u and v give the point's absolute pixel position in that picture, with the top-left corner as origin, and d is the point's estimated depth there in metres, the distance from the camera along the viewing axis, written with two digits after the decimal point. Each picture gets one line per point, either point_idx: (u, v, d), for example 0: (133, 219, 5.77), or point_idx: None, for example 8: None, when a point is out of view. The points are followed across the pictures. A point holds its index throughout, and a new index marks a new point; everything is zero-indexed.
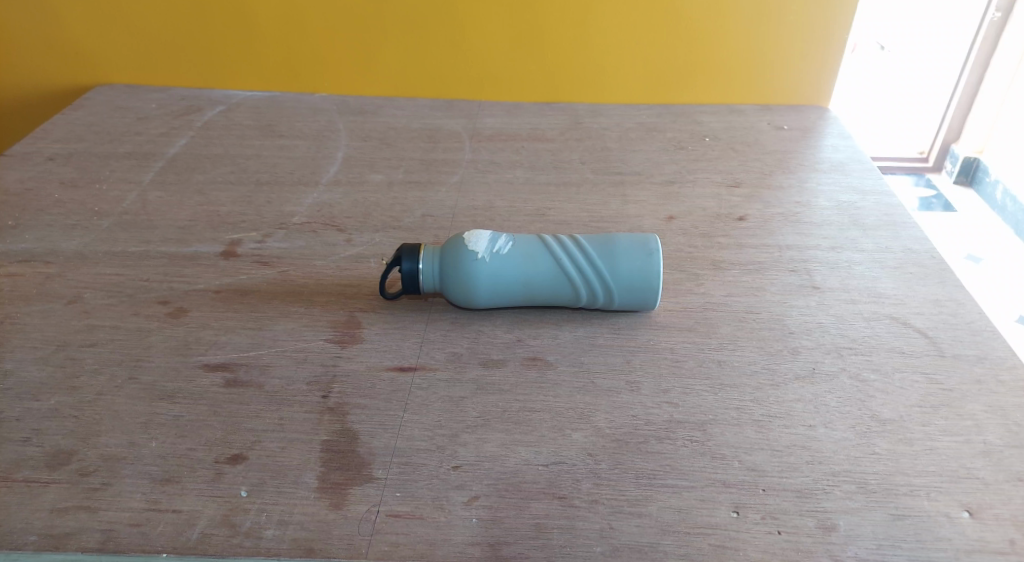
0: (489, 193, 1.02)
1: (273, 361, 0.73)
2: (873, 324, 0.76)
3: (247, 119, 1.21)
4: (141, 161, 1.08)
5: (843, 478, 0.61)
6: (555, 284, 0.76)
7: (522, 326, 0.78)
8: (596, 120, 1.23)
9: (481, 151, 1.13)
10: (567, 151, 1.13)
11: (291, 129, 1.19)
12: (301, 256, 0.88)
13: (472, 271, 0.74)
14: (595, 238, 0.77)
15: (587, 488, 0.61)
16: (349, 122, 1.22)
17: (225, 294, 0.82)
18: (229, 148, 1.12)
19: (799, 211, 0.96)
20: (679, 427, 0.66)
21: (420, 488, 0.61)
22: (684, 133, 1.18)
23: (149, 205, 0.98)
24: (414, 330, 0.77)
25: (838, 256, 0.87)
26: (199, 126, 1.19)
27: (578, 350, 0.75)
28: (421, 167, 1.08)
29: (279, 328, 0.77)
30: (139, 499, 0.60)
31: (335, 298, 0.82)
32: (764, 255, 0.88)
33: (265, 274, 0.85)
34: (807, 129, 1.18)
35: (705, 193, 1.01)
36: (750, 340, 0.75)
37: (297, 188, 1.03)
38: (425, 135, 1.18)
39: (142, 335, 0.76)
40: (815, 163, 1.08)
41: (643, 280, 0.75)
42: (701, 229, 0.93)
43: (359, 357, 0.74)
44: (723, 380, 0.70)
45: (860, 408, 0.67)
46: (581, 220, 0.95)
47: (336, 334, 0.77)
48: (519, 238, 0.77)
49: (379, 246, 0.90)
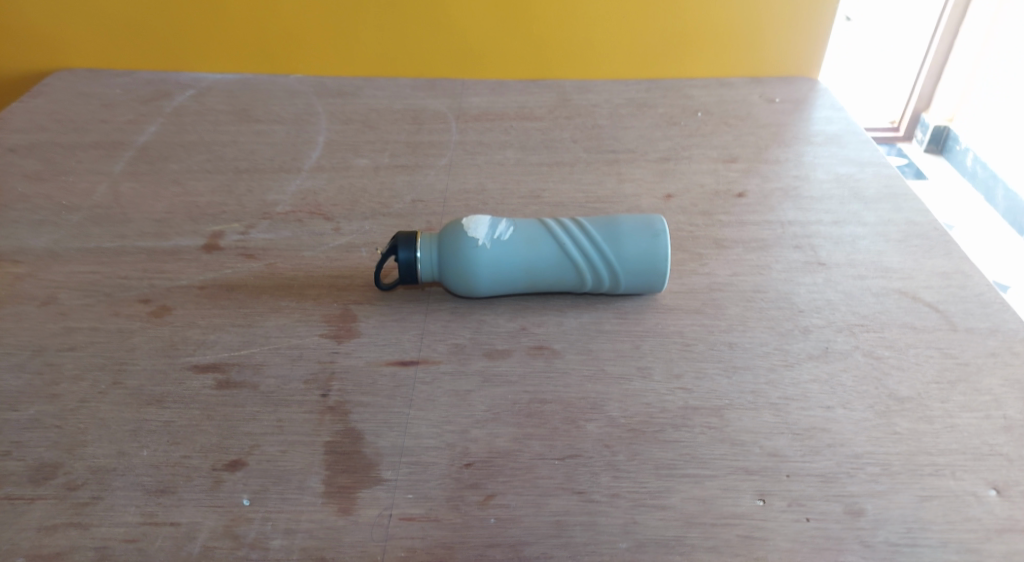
0: (480, 175, 0.98)
1: (267, 360, 0.70)
2: (882, 299, 0.75)
3: (220, 103, 1.16)
4: (110, 150, 1.03)
5: (866, 461, 0.60)
6: (559, 270, 0.74)
7: (525, 313, 0.75)
8: (585, 96, 1.19)
9: (469, 132, 1.09)
10: (557, 129, 1.10)
11: (267, 113, 1.14)
12: (288, 247, 0.85)
13: (473, 259, 0.72)
14: (599, 221, 0.75)
15: (606, 482, 0.59)
16: (328, 104, 1.17)
17: (210, 290, 0.78)
18: (204, 134, 1.07)
19: (798, 185, 0.94)
20: (696, 414, 0.64)
21: (432, 488, 0.58)
22: (676, 108, 1.15)
23: (122, 197, 0.92)
24: (413, 321, 0.74)
25: (842, 231, 0.85)
26: (169, 111, 1.13)
27: (584, 337, 0.72)
28: (407, 150, 1.04)
29: (270, 324, 0.74)
30: (133, 512, 0.56)
31: (327, 291, 0.78)
32: (767, 232, 0.86)
33: (251, 267, 0.81)
34: (799, 101, 1.16)
35: (702, 168, 0.99)
36: (759, 320, 0.74)
37: (278, 174, 0.98)
38: (409, 116, 1.13)
39: (125, 336, 0.72)
40: (809, 136, 1.06)
41: (650, 264, 0.73)
42: (701, 207, 0.91)
43: (357, 352, 0.71)
44: (736, 363, 0.69)
45: (876, 387, 0.66)
46: (576, 200, 0.92)
47: (331, 328, 0.73)
48: (518, 223, 0.74)
49: (369, 234, 0.87)
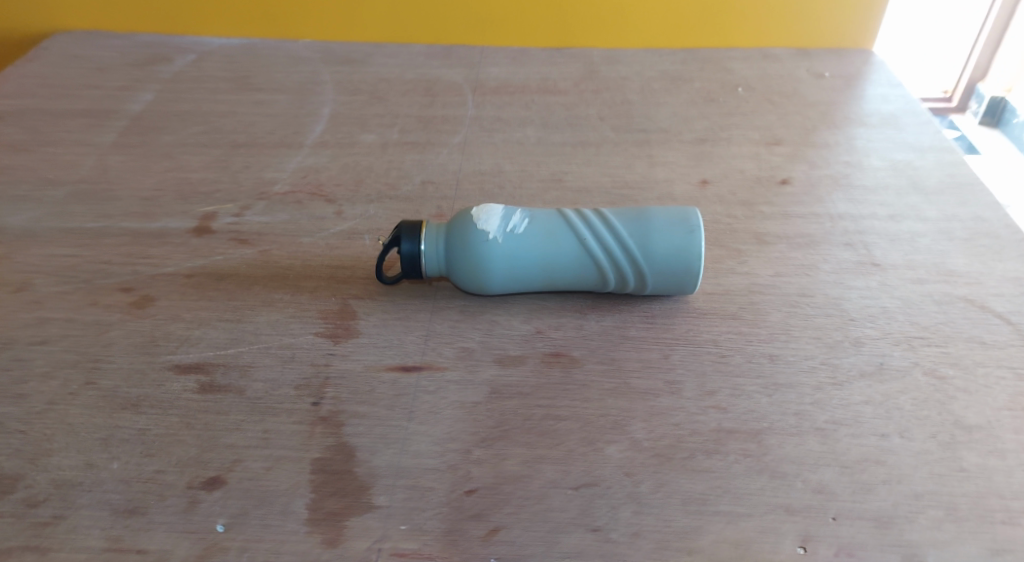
0: (497, 155, 0.91)
1: (256, 361, 0.64)
2: (946, 309, 0.67)
3: (220, 70, 1.09)
4: (100, 119, 0.97)
5: (928, 502, 0.53)
6: (580, 268, 0.66)
7: (542, 314, 0.68)
8: (613, 68, 1.10)
9: (486, 106, 1.01)
10: (583, 104, 1.01)
11: (269, 81, 1.07)
12: (285, 232, 0.79)
13: (483, 254, 0.65)
14: (627, 214, 0.67)
15: (626, 518, 0.52)
16: (335, 73, 1.09)
17: (198, 279, 0.72)
18: (200, 104, 1.01)
19: (850, 172, 0.86)
20: (730, 438, 0.57)
21: (429, 519, 0.52)
22: (714, 82, 1.05)
23: (109, 172, 0.87)
24: (418, 321, 0.68)
25: (899, 227, 0.77)
26: (165, 78, 1.07)
27: (606, 344, 0.65)
28: (418, 125, 0.97)
29: (261, 319, 0.68)
30: (97, 536, 0.51)
31: (325, 283, 0.72)
32: (813, 227, 0.78)
33: (243, 254, 0.75)
34: (852, 77, 1.06)
35: (742, 152, 0.90)
36: (797, 327, 0.66)
37: (278, 150, 0.92)
38: (422, 87, 1.05)
39: (102, 330, 0.66)
40: (863, 116, 0.97)
41: (683, 263, 0.66)
42: (740, 195, 0.83)
43: (355, 355, 0.64)
44: (777, 380, 0.62)
45: (939, 412, 0.58)
46: (601, 186, 0.85)
47: (328, 326, 0.67)
48: (536, 214, 0.67)
49: (374, 220, 0.80)
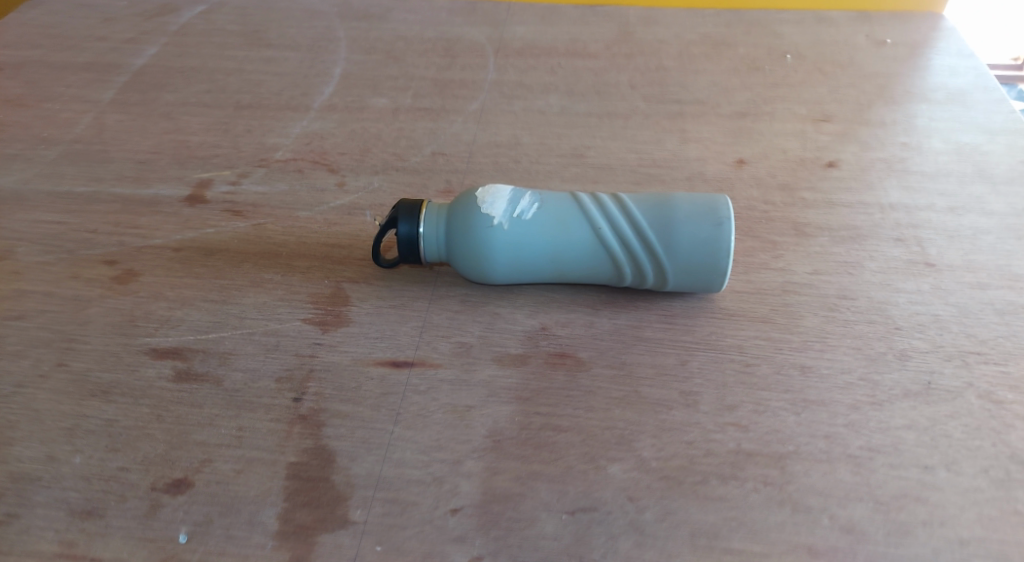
0: (515, 125, 0.83)
1: (237, 348, 0.59)
2: (1009, 320, 0.59)
3: (231, 23, 1.03)
4: (102, 73, 0.92)
5: (974, 550, 0.47)
6: (593, 260, 0.60)
7: (549, 309, 0.62)
8: (650, 30, 1.01)
9: (508, 70, 0.93)
10: (613, 70, 0.93)
11: (281, 36, 1.00)
12: (281, 204, 0.73)
13: (486, 241, 0.59)
14: (649, 202, 0.60)
15: (625, 550, 0.47)
16: (351, 29, 1.02)
17: (186, 253, 0.68)
18: (207, 59, 0.95)
19: (906, 157, 0.77)
20: (749, 462, 0.51)
21: (408, 539, 0.48)
22: (760, 48, 0.96)
23: (105, 131, 0.83)
24: (414, 310, 0.62)
25: (959, 221, 0.69)
26: (173, 30, 1.01)
27: (618, 345, 0.59)
28: (434, 89, 0.90)
29: (248, 301, 0.63)
30: (50, 539, 0.48)
31: (319, 264, 0.67)
32: (861, 218, 0.70)
33: (236, 228, 0.70)
34: (917, 46, 0.95)
35: (786, 129, 0.82)
36: (834, 334, 0.59)
37: (283, 113, 0.86)
38: (441, 47, 0.98)
39: (80, 306, 0.62)
40: (926, 92, 0.87)
41: (708, 260, 0.59)
42: (780, 179, 0.75)
43: (344, 346, 0.59)
44: (808, 396, 0.55)
45: (993, 443, 0.51)
46: (626, 163, 0.78)
47: (318, 312, 0.62)
48: (548, 198, 0.61)
49: (377, 194, 0.74)
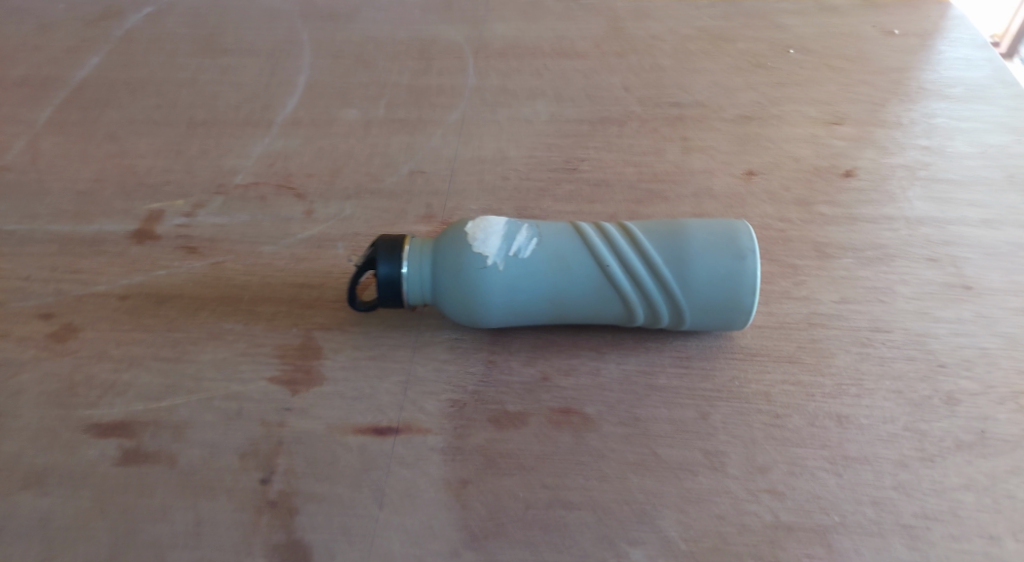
0: (500, 137, 0.76)
1: (193, 418, 0.51)
2: None
3: (182, 26, 0.94)
4: (38, 89, 0.83)
5: None
6: (600, 300, 0.53)
7: (549, 355, 0.55)
8: (641, 24, 0.93)
9: (489, 74, 0.85)
10: (605, 70, 0.85)
11: (239, 41, 0.91)
12: (242, 237, 0.65)
13: (478, 284, 0.52)
14: (661, 233, 0.53)
15: None
16: (315, 30, 0.93)
17: (133, 302, 0.59)
18: (156, 69, 0.86)
19: (930, 161, 0.71)
20: (789, 539, 0.45)
21: None
22: (761, 43, 0.89)
23: (42, 158, 0.74)
24: (396, 362, 0.54)
25: (995, 236, 0.63)
26: (117, 37, 0.92)
27: (629, 397, 0.52)
28: (409, 97, 0.82)
29: (206, 358, 0.55)
30: None
31: (287, 309, 0.59)
32: (887, 235, 0.64)
33: (191, 268, 0.62)
34: (928, 35, 0.88)
35: (797, 133, 0.75)
36: (870, 375, 0.53)
37: (242, 130, 0.77)
38: (416, 49, 0.90)
39: (12, 373, 0.54)
40: (943, 86, 0.80)
41: (730, 298, 0.52)
42: (795, 192, 0.68)
43: (317, 410, 0.52)
44: (849, 452, 0.48)
45: None
46: (626, 178, 0.70)
47: (286, 369, 0.54)
48: (547, 232, 0.54)
49: (349, 222, 0.66)
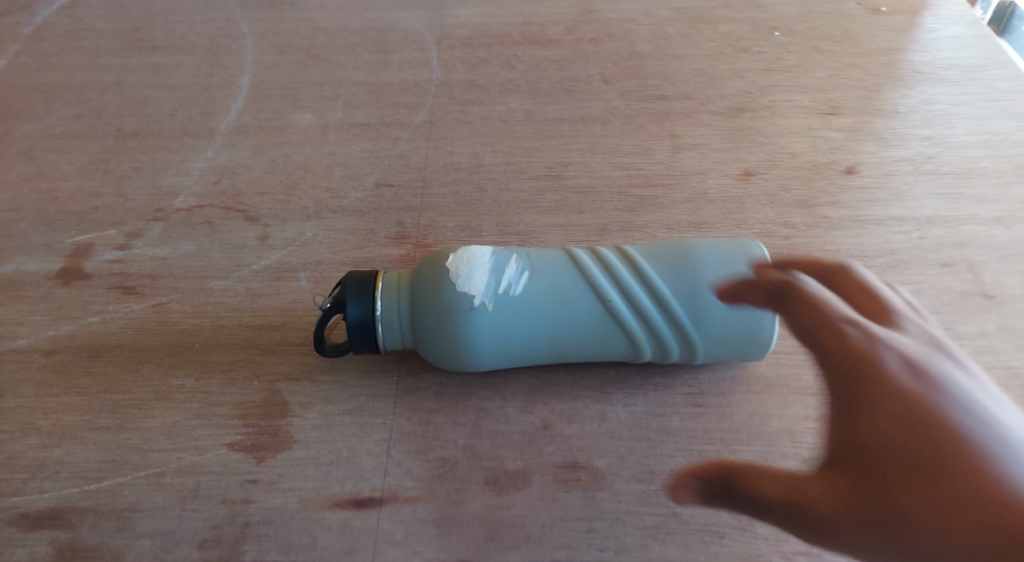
0: (472, 140, 0.68)
1: (142, 501, 0.45)
2: None
3: (102, 19, 0.83)
4: None
5: None
6: (603, 339, 0.47)
7: (547, 397, 0.49)
8: (615, 5, 0.86)
9: (455, 67, 0.77)
10: (580, 60, 0.78)
11: (169, 34, 0.81)
12: (186, 271, 0.57)
13: (465, 328, 0.45)
14: (667, 259, 0.47)
15: None
16: (255, 20, 0.83)
17: (62, 358, 0.51)
18: (75, 71, 0.76)
19: (934, 153, 0.66)
20: None
21: None
22: (744, 24, 0.82)
23: None
24: (375, 416, 0.48)
25: (1010, 235, 0.59)
26: (28, 35, 0.81)
27: (641, 445, 0.47)
28: (367, 97, 0.73)
29: (153, 424, 0.48)
30: None
31: (244, 356, 0.51)
32: (898, 238, 0.59)
33: (128, 312, 0.54)
34: (917, 10, 0.83)
35: (792, 126, 0.70)
36: None
37: (179, 141, 0.68)
38: (370, 40, 0.81)
39: None
40: (939, 69, 0.76)
41: (747, 329, 0.47)
42: (797, 193, 0.63)
43: (288, 482, 0.45)
44: None
45: None
46: (614, 184, 0.64)
47: (248, 432, 0.47)
48: (539, 263, 0.47)
49: (309, 247, 0.59)
